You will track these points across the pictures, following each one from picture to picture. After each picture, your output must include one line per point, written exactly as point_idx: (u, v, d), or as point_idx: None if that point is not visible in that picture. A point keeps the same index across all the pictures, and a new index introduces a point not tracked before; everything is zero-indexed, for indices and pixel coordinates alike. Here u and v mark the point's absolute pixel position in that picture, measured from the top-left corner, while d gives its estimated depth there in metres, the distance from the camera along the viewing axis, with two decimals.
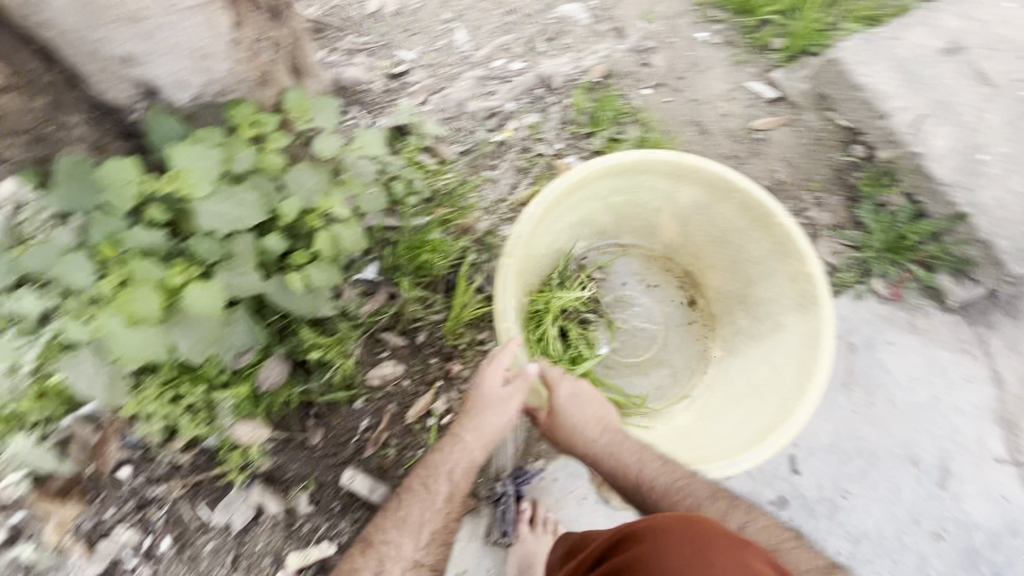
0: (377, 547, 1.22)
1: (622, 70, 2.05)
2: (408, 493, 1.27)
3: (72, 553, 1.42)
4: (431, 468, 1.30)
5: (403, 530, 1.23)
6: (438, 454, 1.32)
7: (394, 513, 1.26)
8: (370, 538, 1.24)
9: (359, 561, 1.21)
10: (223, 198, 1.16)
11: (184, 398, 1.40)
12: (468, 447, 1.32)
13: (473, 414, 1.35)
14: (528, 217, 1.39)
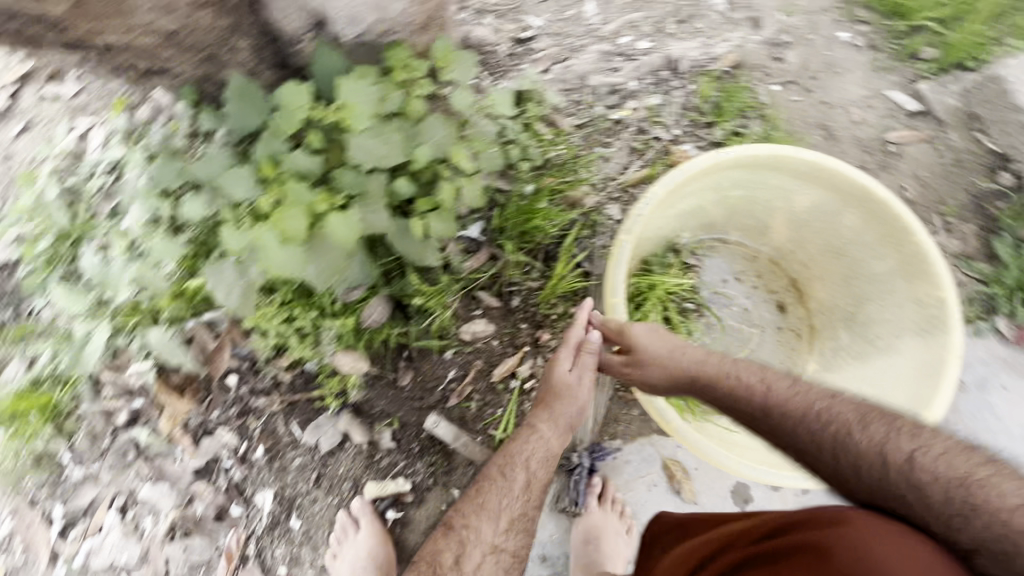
0: (459, 529, 1.25)
1: (753, 62, 1.95)
2: (486, 480, 1.30)
3: (179, 444, 1.54)
4: (506, 456, 1.32)
5: (482, 514, 1.25)
6: (514, 443, 1.34)
7: (473, 500, 1.28)
8: (451, 522, 1.26)
9: (442, 544, 1.24)
10: (374, 134, 1.19)
11: (296, 320, 1.48)
12: (541, 438, 1.34)
13: (542, 405, 1.38)
14: (651, 197, 1.37)
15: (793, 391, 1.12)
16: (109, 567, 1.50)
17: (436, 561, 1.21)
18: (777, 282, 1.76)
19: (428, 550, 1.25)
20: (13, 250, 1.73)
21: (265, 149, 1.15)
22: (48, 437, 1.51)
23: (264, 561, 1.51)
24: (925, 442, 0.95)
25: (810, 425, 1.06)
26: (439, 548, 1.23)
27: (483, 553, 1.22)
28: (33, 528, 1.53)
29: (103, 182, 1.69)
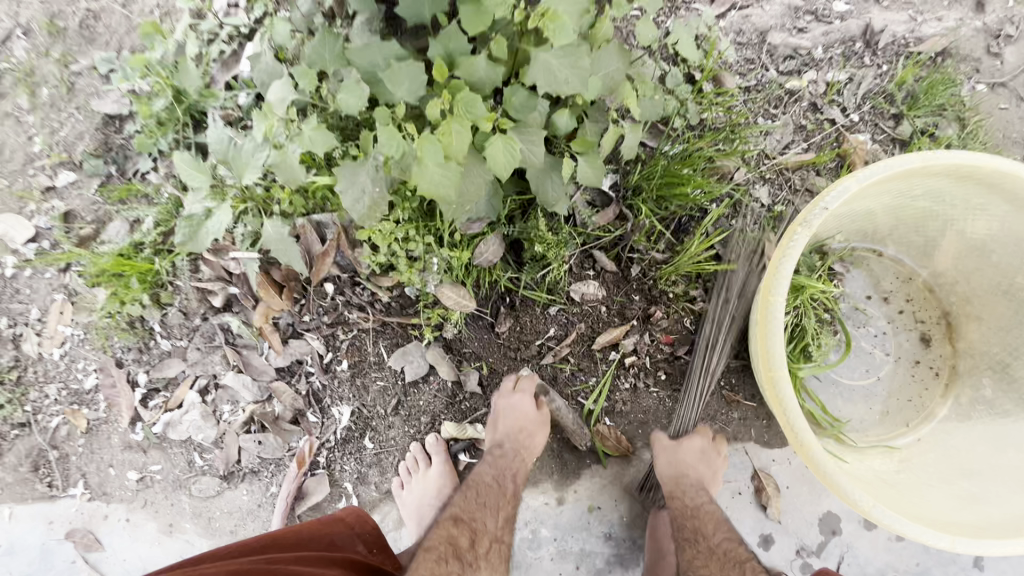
0: (469, 520, 1.22)
1: (965, 51, 1.63)
2: (483, 485, 1.32)
3: (267, 340, 1.50)
4: (495, 468, 1.36)
5: (486, 510, 1.27)
6: (501, 459, 1.38)
7: (474, 498, 1.29)
8: (460, 515, 1.23)
9: (452, 531, 1.18)
10: (564, 54, 1.03)
11: (411, 242, 1.37)
12: (519, 458, 1.39)
13: (512, 427, 1.42)
14: (842, 189, 1.20)
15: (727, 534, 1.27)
16: (185, 442, 1.52)
17: (454, 544, 1.15)
18: (927, 312, 1.55)
19: (437, 534, 1.17)
20: (126, 104, 1.66)
21: (443, 46, 1.00)
22: (142, 304, 1.48)
23: (333, 473, 1.50)
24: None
25: (715, 525, 1.30)
26: (453, 533, 1.17)
27: (490, 542, 1.21)
28: (116, 388, 1.54)
29: (224, 50, 1.58)
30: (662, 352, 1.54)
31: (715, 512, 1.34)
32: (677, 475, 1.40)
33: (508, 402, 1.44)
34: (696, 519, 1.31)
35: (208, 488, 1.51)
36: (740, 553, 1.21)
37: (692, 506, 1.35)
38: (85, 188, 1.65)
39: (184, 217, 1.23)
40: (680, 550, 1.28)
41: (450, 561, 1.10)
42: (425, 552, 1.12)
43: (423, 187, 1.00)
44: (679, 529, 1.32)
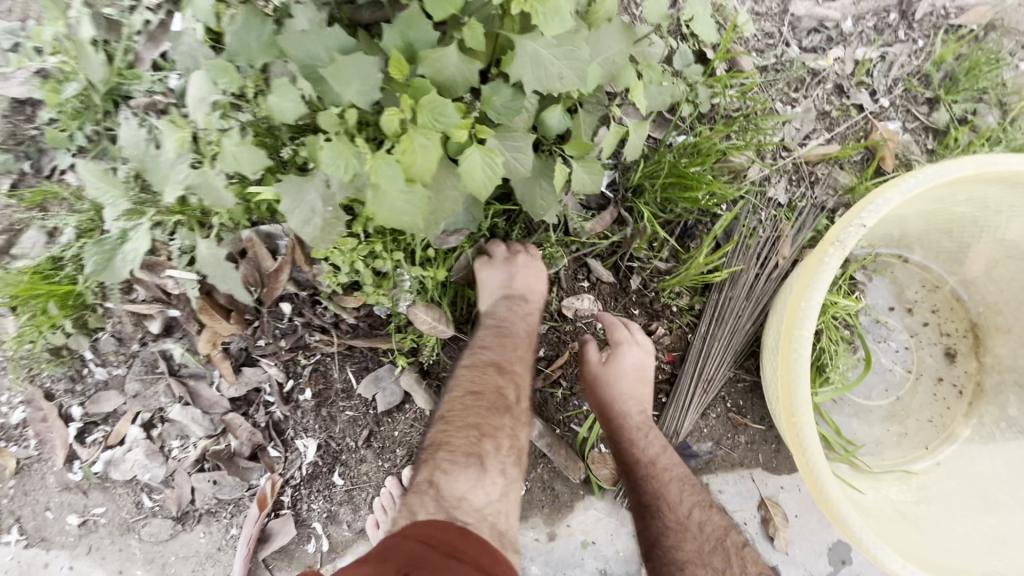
0: (513, 371, 1.15)
1: (1012, 23, 1.42)
2: (518, 336, 1.20)
3: (217, 368, 1.31)
4: (528, 322, 1.23)
5: (525, 362, 1.19)
6: (530, 314, 1.24)
7: (514, 346, 1.18)
8: (504, 364, 1.15)
9: (498, 380, 1.13)
10: (555, 42, 0.82)
11: (378, 260, 1.17)
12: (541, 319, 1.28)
13: (536, 290, 1.25)
14: (880, 204, 1.02)
15: (690, 488, 1.21)
16: (131, 482, 1.35)
17: (503, 395, 1.12)
18: (954, 324, 1.40)
19: (481, 380, 1.12)
20: (35, 87, 1.39)
21: (400, 35, 0.78)
22: (67, 331, 1.27)
23: (299, 512, 1.35)
24: (745, 549, 1.16)
25: (680, 490, 1.20)
26: (500, 386, 1.12)
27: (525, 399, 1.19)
28: (47, 423, 1.35)
29: (149, 19, 1.31)
30: (663, 372, 1.40)
31: (671, 461, 1.23)
32: (619, 413, 1.26)
33: (527, 261, 1.25)
34: (654, 481, 1.20)
35: (160, 532, 1.35)
36: (718, 529, 1.17)
37: (648, 466, 1.21)
38: None
39: (95, 240, 1.04)
40: (643, 520, 1.21)
41: (503, 412, 1.12)
42: (475, 400, 1.10)
43: (380, 218, 0.80)
44: (633, 491, 1.22)
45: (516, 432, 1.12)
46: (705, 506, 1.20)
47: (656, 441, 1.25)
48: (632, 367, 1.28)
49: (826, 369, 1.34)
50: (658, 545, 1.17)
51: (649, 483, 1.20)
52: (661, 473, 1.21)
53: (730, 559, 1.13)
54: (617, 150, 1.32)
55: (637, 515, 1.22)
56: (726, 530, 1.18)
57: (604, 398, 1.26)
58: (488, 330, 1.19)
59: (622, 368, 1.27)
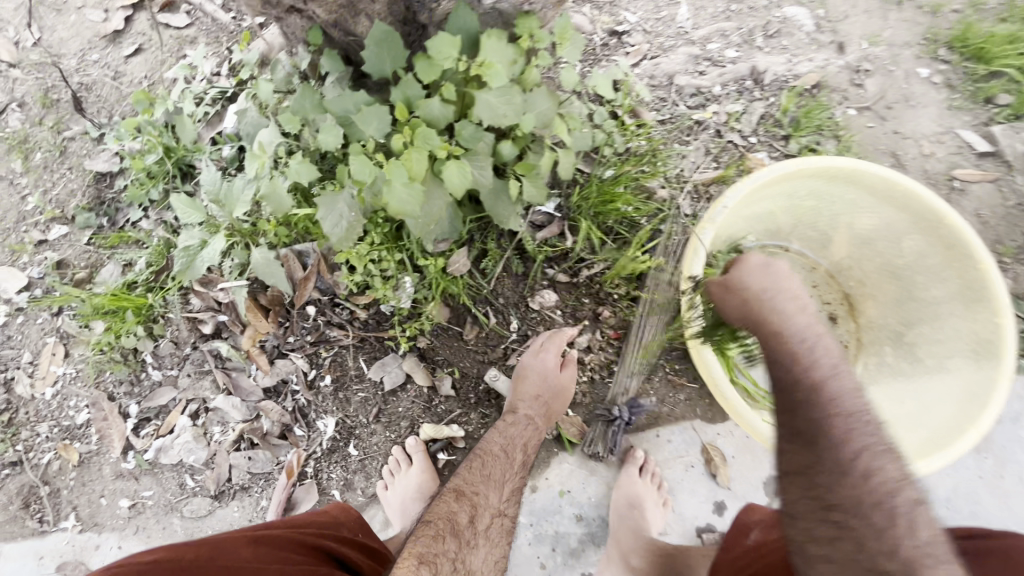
0: (469, 495, 1.37)
1: (833, 84, 2.01)
2: (491, 456, 1.47)
3: (255, 362, 1.63)
4: (505, 437, 1.52)
5: (489, 483, 1.42)
6: (512, 427, 1.53)
7: (479, 471, 1.43)
8: (461, 489, 1.39)
9: (455, 506, 1.34)
10: (500, 94, 1.29)
11: (383, 261, 1.57)
12: (531, 423, 1.55)
13: (540, 382, 1.59)
14: (740, 190, 1.47)
15: (845, 419, 0.95)
16: (177, 465, 1.61)
17: (453, 520, 1.30)
18: (832, 295, 1.83)
19: (440, 509, 1.33)
20: (117, 162, 1.84)
21: (402, 92, 1.24)
22: (137, 336, 1.61)
23: (320, 481, 1.61)
24: (917, 526, 0.85)
25: (846, 425, 0.95)
26: (455, 508, 1.33)
27: (491, 516, 1.38)
28: (108, 420, 1.62)
29: (208, 111, 1.78)
30: (613, 346, 1.74)
31: (827, 372, 1.00)
32: (749, 305, 1.13)
33: (534, 359, 1.61)
34: (808, 393, 0.99)
35: (200, 508, 1.59)
36: (888, 482, 0.89)
37: (806, 380, 1.00)
38: (77, 238, 1.80)
39: (183, 248, 1.46)
40: (788, 440, 1.01)
41: (450, 538, 1.26)
42: (426, 523, 1.28)
43: (392, 205, 1.22)
44: (787, 413, 1.03)
45: (459, 558, 1.24)
46: (870, 457, 0.91)
47: (823, 352, 1.02)
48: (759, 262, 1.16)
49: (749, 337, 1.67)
50: (812, 483, 0.94)
51: (809, 409, 0.98)
52: (826, 398, 0.97)
53: (897, 520, 0.85)
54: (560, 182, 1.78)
55: (784, 441, 1.02)
56: (898, 485, 0.89)
57: (733, 303, 1.16)
58: (473, 457, 1.48)
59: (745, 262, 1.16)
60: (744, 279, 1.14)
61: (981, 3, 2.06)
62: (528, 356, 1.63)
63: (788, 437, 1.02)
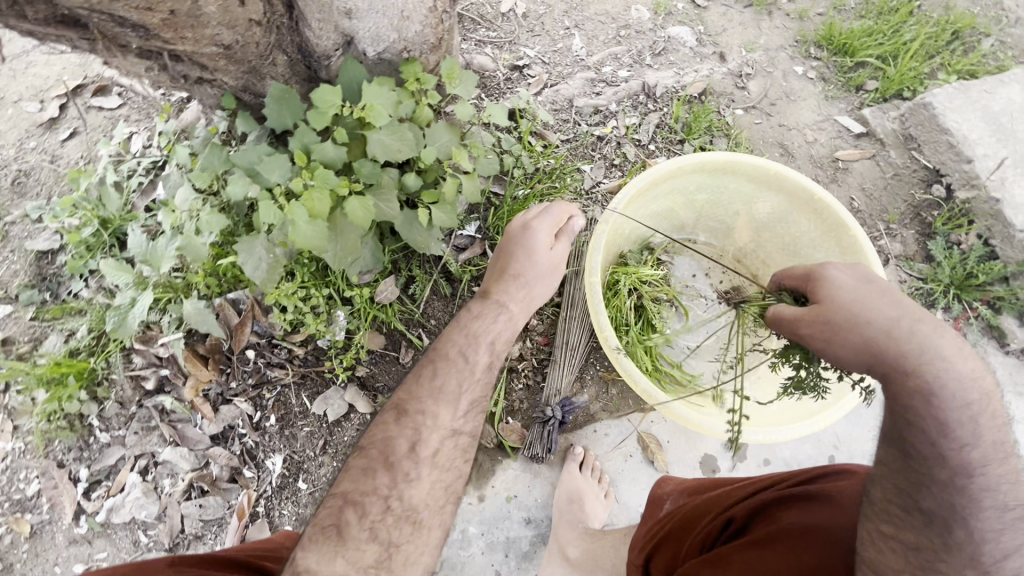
0: (411, 416, 1.19)
1: (719, 90, 2.20)
2: (444, 363, 1.26)
3: (199, 411, 1.69)
4: (466, 335, 1.30)
5: (440, 398, 1.22)
6: (477, 322, 1.32)
7: (428, 382, 1.24)
8: (403, 408, 1.21)
9: (393, 429, 1.18)
10: (390, 132, 1.43)
11: (312, 297, 1.67)
12: (501, 312, 1.36)
13: (523, 258, 1.42)
14: (628, 189, 1.60)
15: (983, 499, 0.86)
16: (129, 523, 1.64)
17: (389, 447, 1.16)
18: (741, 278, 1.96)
19: (378, 431, 1.19)
20: (57, 239, 1.92)
21: (299, 141, 1.39)
22: (80, 400, 1.66)
23: (272, 519, 1.67)
24: None
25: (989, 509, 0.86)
26: (392, 434, 1.17)
27: (439, 439, 1.19)
28: (59, 488, 1.65)
29: (142, 181, 1.90)
30: (543, 352, 1.80)
31: (983, 453, 0.86)
32: (874, 342, 0.94)
33: (523, 236, 1.43)
34: (957, 475, 0.86)
35: None
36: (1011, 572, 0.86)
37: (953, 456, 0.86)
38: (21, 315, 1.86)
39: (114, 307, 1.58)
40: (907, 505, 0.90)
41: (382, 472, 1.13)
42: (363, 453, 1.17)
43: (299, 242, 1.34)
44: (914, 482, 0.90)
45: (395, 492, 1.12)
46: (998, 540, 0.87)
47: (987, 424, 0.87)
48: (862, 286, 1.00)
49: (813, 365, 1.31)
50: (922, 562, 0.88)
51: (951, 489, 0.87)
52: (970, 481, 0.86)
53: None
54: (477, 206, 1.90)
55: (904, 508, 0.90)
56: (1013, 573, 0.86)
57: (846, 339, 0.98)
58: (425, 357, 1.30)
59: (842, 291, 1.01)
60: (867, 311, 0.96)
61: (840, 4, 2.29)
62: (518, 220, 1.47)
63: (903, 502, 0.91)
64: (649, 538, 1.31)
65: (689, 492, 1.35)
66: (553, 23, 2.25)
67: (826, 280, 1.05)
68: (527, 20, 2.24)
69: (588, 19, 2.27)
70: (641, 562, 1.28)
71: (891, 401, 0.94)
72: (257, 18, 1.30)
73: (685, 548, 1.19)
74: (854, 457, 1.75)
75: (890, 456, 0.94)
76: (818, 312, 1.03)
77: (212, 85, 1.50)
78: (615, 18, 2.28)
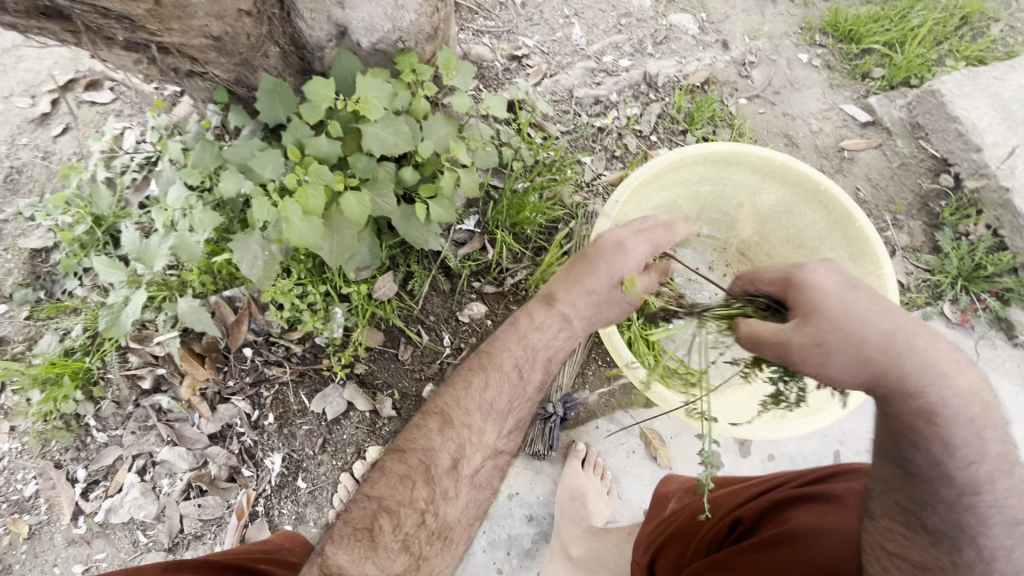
0: (458, 429, 1.06)
1: (722, 79, 2.15)
2: (497, 374, 1.11)
3: (197, 410, 1.67)
4: (524, 349, 1.13)
5: (490, 413, 1.09)
6: (536, 334, 1.14)
7: (479, 394, 1.09)
8: (448, 415, 1.07)
9: (438, 438, 1.04)
10: (385, 125, 1.39)
11: (309, 294, 1.64)
12: (564, 325, 1.16)
13: (607, 271, 1.18)
14: (630, 182, 1.56)
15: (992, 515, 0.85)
16: (128, 523, 1.63)
17: (431, 458, 1.03)
18: (745, 271, 1.93)
19: (417, 437, 1.05)
20: (51, 237, 1.89)
21: (293, 136, 1.37)
22: (76, 400, 1.64)
23: (272, 518, 1.65)
24: None
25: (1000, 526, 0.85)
26: (434, 444, 1.04)
27: (484, 456, 1.08)
28: (56, 488, 1.64)
29: (135, 177, 1.86)
30: None
31: (989, 470, 0.86)
32: (872, 361, 0.92)
33: (612, 249, 1.19)
34: (963, 494, 0.86)
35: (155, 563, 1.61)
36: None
37: (960, 474, 0.86)
38: (16, 315, 1.83)
39: (107, 306, 1.54)
40: (913, 524, 0.89)
41: (420, 483, 1.02)
42: (397, 457, 1.03)
43: (294, 239, 1.31)
44: (918, 501, 0.89)
45: (434, 507, 1.02)
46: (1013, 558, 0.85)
47: (991, 439, 0.87)
48: (851, 296, 0.96)
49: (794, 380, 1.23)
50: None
51: (959, 508, 0.86)
52: (976, 496, 0.85)
53: None
54: (475, 199, 1.87)
55: (909, 527, 0.89)
56: None
57: (842, 359, 0.94)
58: (475, 357, 1.14)
59: (832, 304, 0.96)
60: (859, 327, 0.93)
61: None
62: (610, 233, 1.23)
63: (909, 520, 0.89)
64: (654, 538, 1.29)
65: (694, 491, 1.33)
66: (552, 12, 2.20)
67: (810, 289, 1.00)
68: (526, 9, 2.19)
69: (588, 7, 2.22)
70: (645, 563, 1.27)
71: (890, 418, 0.92)
72: (246, 8, 1.26)
73: (692, 548, 1.16)
74: (859, 451, 1.73)
75: (892, 475, 0.93)
76: (810, 330, 0.97)
77: (204, 78, 1.47)
78: (616, 6, 2.23)
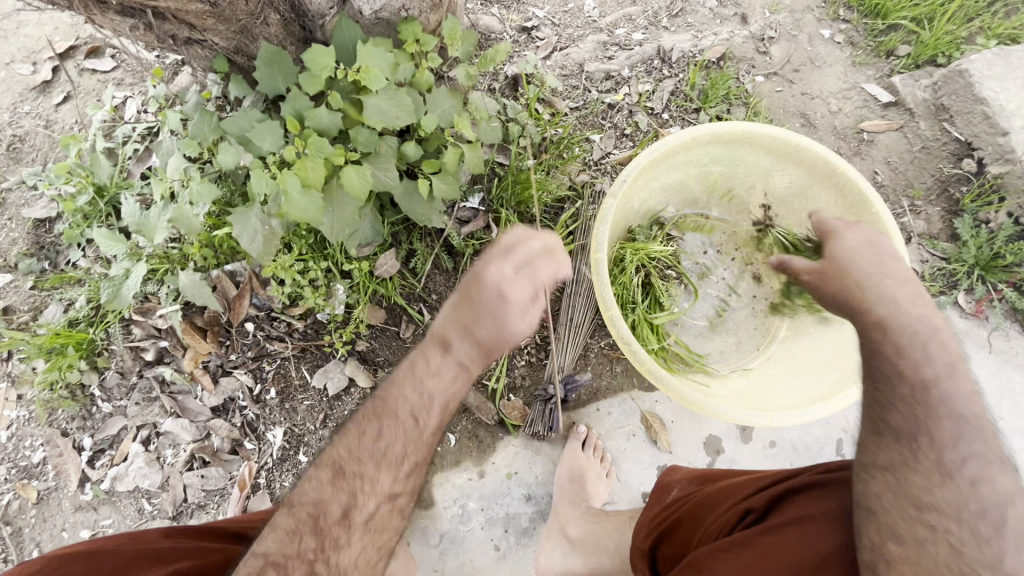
0: (351, 478, 1.01)
1: (739, 54, 2.06)
2: (391, 419, 1.06)
3: (199, 383, 1.68)
4: (419, 393, 1.09)
5: (383, 460, 1.04)
6: (433, 380, 1.11)
7: (370, 440, 1.04)
8: (343, 465, 1.02)
9: (327, 490, 0.99)
10: (386, 97, 1.35)
11: (310, 270, 1.63)
12: (459, 372, 1.14)
13: (496, 320, 1.12)
14: (637, 162, 1.51)
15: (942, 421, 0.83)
16: (133, 491, 1.66)
17: (321, 511, 0.98)
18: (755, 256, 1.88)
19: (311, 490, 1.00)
20: (54, 207, 1.88)
21: (292, 108, 1.33)
22: (80, 370, 1.65)
23: (273, 491, 1.67)
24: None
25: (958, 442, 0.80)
26: (324, 498, 0.99)
27: (376, 504, 1.03)
28: (63, 455, 1.67)
29: (137, 147, 1.84)
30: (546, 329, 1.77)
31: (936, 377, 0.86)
32: (843, 298, 1.06)
33: (498, 298, 1.12)
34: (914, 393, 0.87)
35: None
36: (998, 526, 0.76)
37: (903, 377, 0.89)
38: (21, 284, 1.83)
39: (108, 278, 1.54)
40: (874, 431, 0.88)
41: (309, 536, 0.95)
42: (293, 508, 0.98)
43: (294, 214, 1.30)
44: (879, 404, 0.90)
45: (329, 557, 0.95)
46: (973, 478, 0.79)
47: (935, 356, 0.89)
48: (853, 248, 1.12)
49: None
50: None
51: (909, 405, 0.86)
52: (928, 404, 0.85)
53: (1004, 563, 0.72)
54: (480, 176, 1.83)
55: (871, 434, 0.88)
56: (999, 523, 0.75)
57: (827, 294, 1.10)
58: (366, 408, 1.08)
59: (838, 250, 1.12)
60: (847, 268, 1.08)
61: None
62: (494, 273, 1.13)
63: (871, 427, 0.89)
64: (655, 526, 1.29)
65: (699, 481, 1.33)
66: None
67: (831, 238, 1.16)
68: None
69: None
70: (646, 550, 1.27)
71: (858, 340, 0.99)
72: None
73: (699, 534, 1.14)
74: None
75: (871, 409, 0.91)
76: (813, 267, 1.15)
77: (202, 46, 1.43)
78: None
